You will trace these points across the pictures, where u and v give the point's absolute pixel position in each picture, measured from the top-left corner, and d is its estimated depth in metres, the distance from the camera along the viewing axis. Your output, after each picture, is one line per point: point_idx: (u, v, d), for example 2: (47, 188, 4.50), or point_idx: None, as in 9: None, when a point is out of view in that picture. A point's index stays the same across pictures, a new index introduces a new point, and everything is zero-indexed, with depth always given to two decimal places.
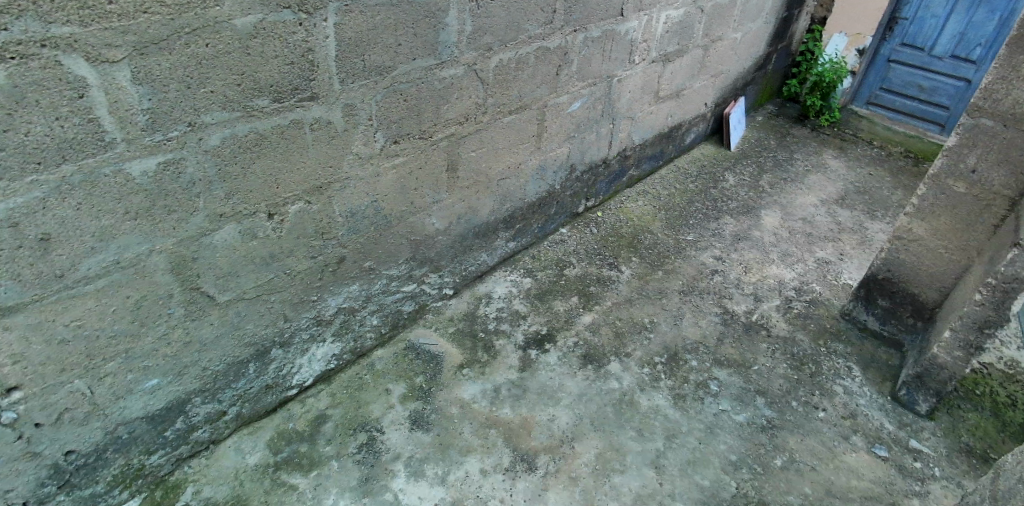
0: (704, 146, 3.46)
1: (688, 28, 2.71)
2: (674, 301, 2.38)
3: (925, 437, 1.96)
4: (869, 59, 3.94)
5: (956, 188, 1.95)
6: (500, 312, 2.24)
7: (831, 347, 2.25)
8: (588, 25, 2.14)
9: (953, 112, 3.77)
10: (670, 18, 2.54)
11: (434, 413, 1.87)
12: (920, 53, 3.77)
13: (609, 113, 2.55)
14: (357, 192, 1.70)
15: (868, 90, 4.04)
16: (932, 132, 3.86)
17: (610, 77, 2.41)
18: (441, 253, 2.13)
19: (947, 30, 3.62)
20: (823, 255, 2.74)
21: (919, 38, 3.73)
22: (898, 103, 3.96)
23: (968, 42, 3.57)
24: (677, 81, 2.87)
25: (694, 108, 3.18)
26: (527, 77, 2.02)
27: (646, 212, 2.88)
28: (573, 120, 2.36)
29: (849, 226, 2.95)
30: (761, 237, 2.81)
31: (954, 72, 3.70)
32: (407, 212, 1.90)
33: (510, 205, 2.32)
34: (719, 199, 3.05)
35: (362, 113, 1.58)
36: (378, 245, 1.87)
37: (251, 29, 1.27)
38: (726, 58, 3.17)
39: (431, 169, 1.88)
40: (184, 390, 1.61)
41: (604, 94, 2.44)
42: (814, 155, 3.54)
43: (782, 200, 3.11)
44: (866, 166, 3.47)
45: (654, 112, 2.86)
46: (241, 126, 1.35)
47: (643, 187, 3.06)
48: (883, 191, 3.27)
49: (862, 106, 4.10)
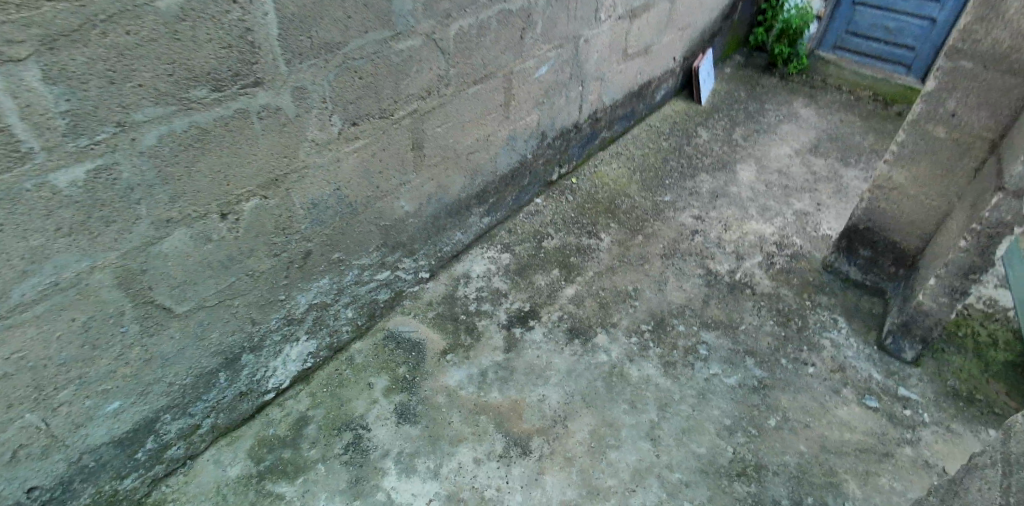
0: (674, 102, 3.38)
1: None
2: (657, 266, 2.33)
3: (912, 384, 1.97)
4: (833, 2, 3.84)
5: (936, 133, 1.91)
6: (481, 292, 2.17)
7: (815, 301, 2.24)
8: None
9: (919, 52, 3.71)
10: None
11: (420, 404, 1.81)
12: None
13: (578, 75, 2.44)
14: (317, 181, 1.58)
15: (834, 35, 3.96)
16: (898, 74, 3.81)
17: (577, 37, 2.29)
18: (413, 236, 2.03)
19: None
20: (801, 207, 2.71)
21: None
22: (864, 46, 3.88)
23: None
24: (645, 37, 2.76)
25: (663, 64, 3.08)
26: (490, 43, 1.90)
27: (622, 175, 2.81)
28: (542, 85, 2.25)
29: (823, 175, 2.93)
30: (739, 192, 2.77)
31: (918, 12, 3.60)
32: (374, 197, 1.78)
33: (482, 180, 2.21)
34: (694, 156, 2.99)
35: (314, 96, 1.45)
36: (345, 235, 1.76)
37: (177, 10, 1.12)
38: (692, 9, 3.06)
39: (396, 151, 1.76)
40: (152, 408, 1.51)
41: (571, 56, 2.33)
42: (785, 103, 3.49)
43: (756, 152, 3.06)
44: (837, 112, 3.45)
45: (623, 71, 2.75)
46: (179, 121, 1.22)
47: (617, 149, 2.98)
48: (854, 137, 3.25)
49: (829, 50, 4.02)
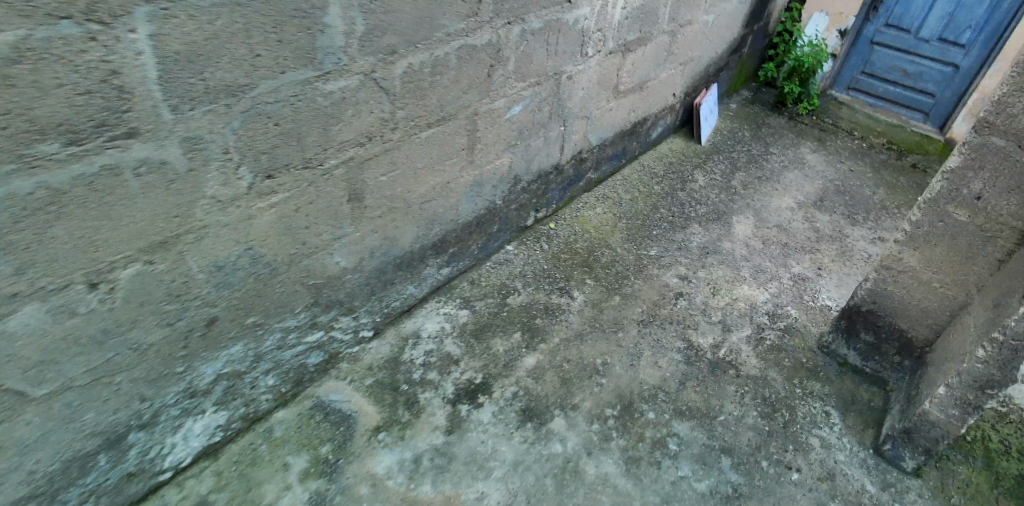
0: (672, 140, 3.14)
1: (651, 12, 2.34)
2: (631, 335, 2.08)
3: (910, 501, 1.71)
4: (851, 40, 3.59)
5: (957, 216, 1.65)
6: (429, 356, 1.93)
7: (807, 388, 1.99)
8: (526, 15, 1.76)
9: (938, 100, 3.52)
10: (630, 1, 2.18)
11: (339, 494, 1.57)
12: (906, 35, 3.46)
13: (560, 115, 2.20)
14: (221, 241, 1.35)
15: (849, 74, 3.73)
16: (915, 120, 3.62)
17: (558, 73, 2.05)
18: (354, 293, 1.80)
19: (935, 10, 3.30)
20: (800, 270, 2.46)
21: (906, 19, 3.40)
22: (881, 88, 3.68)
23: (958, 24, 3.26)
24: (639, 73, 2.52)
25: (660, 101, 2.84)
26: (448, 82, 1.65)
27: (605, 221, 2.57)
28: (514, 126, 2.00)
29: (827, 234, 2.68)
30: (732, 249, 2.52)
31: (941, 57, 3.41)
32: (300, 254, 1.56)
33: (440, 229, 1.97)
34: (687, 203, 2.74)
35: (213, 146, 1.22)
36: (264, 297, 1.54)
37: (9, 51, 0.91)
38: (695, 43, 2.81)
39: (327, 203, 1.53)
40: (7, 500, 1.28)
41: (550, 95, 2.08)
42: (792, 148, 3.24)
43: (756, 202, 2.81)
44: (847, 161, 3.21)
45: (614, 109, 2.51)
46: (20, 182, 1.00)
47: (604, 191, 2.74)
48: (864, 190, 3.01)
49: (842, 90, 3.78)
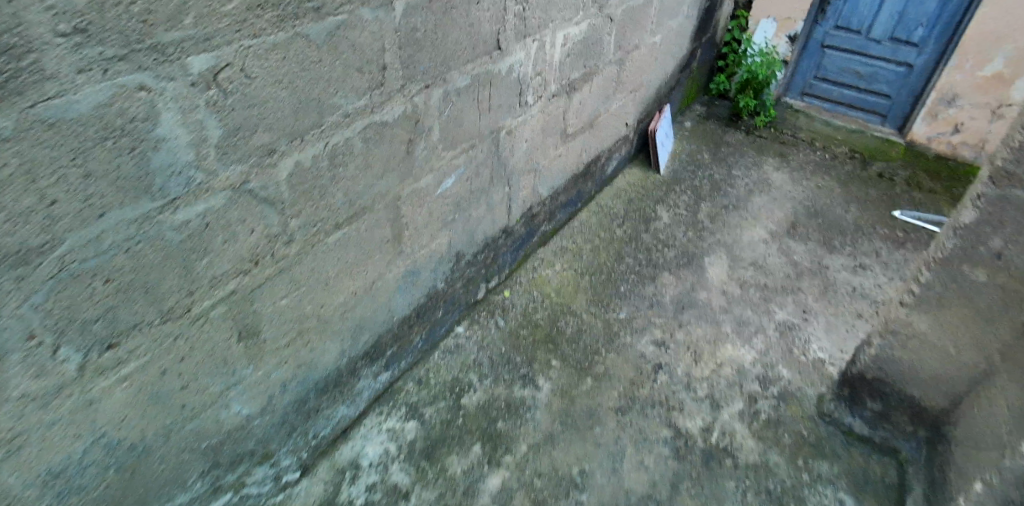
0: (628, 173, 2.89)
1: (595, 44, 2.05)
2: (610, 428, 1.77)
3: None
4: (800, 45, 3.41)
5: (975, 275, 1.40)
6: (371, 492, 1.56)
7: (814, 471, 1.72)
8: (449, 75, 1.42)
9: (895, 100, 3.35)
10: (570, 37, 1.87)
11: None
12: (857, 36, 3.28)
13: (502, 175, 1.87)
14: (54, 443, 0.99)
15: (802, 79, 3.55)
16: (873, 123, 3.45)
17: (495, 131, 1.72)
18: (266, 437, 1.44)
19: (885, 9, 3.13)
20: (784, 317, 2.22)
21: (855, 19, 3.23)
22: (835, 93, 3.50)
23: (910, 21, 3.10)
24: (588, 111, 2.23)
25: (613, 135, 2.56)
26: (357, 171, 1.29)
27: (566, 280, 2.27)
28: (448, 201, 1.66)
29: (806, 267, 2.46)
30: (709, 300, 2.26)
31: (894, 56, 3.23)
32: (180, 420, 1.19)
33: (370, 334, 1.62)
34: (653, 248, 2.47)
35: (7, 335, 0.85)
36: (135, 484, 1.16)
37: None
38: (645, 67, 2.56)
39: (211, 351, 1.18)
40: None
41: (488, 157, 1.75)
42: (754, 168, 3.03)
43: (726, 238, 2.57)
44: (812, 178, 3.03)
45: (563, 155, 2.21)
46: None
47: (560, 243, 2.43)
48: (835, 210, 2.82)
49: (796, 97, 3.61)
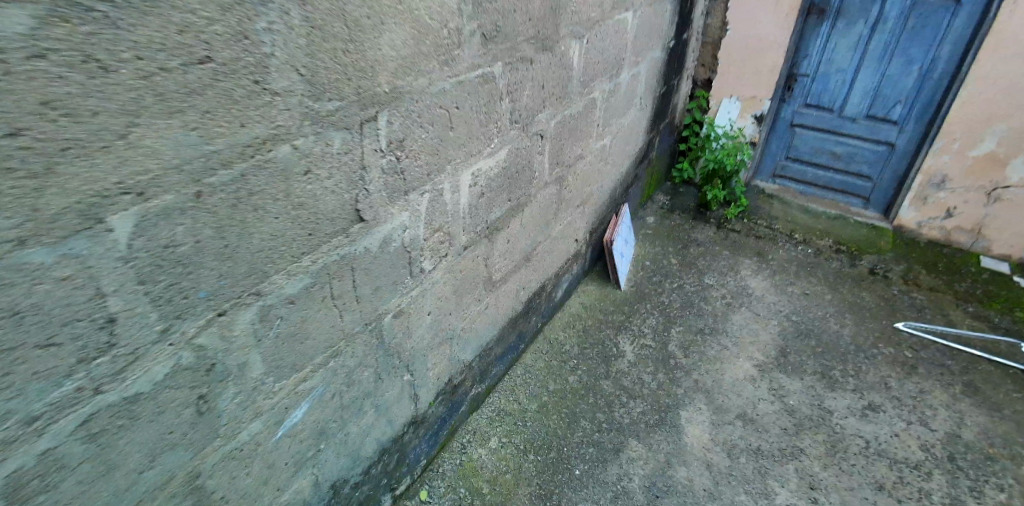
0: (584, 291, 2.41)
1: (523, 169, 1.57)
2: None
3: None
4: (768, 125, 3.03)
5: None
6: None
7: None
8: (267, 282, 0.91)
9: (877, 183, 2.96)
10: (483, 171, 1.38)
11: None
12: (829, 114, 2.91)
13: (397, 364, 1.34)
14: None
15: (772, 161, 3.16)
16: (855, 207, 3.06)
17: (374, 320, 1.19)
18: None
19: (858, 85, 2.77)
20: (787, 500, 1.69)
21: (825, 96, 2.87)
22: (810, 175, 3.11)
23: (886, 98, 2.74)
24: (521, 246, 1.74)
25: (560, 258, 2.09)
26: (94, 478, 0.79)
27: (503, 465, 1.72)
28: (301, 436, 1.13)
29: (807, 415, 1.95)
30: (689, 479, 1.73)
31: (872, 136, 2.85)
32: None
33: None
34: (615, 401, 1.94)
35: None
36: None
37: None
38: (593, 175, 2.12)
39: None
40: None
41: (368, 353, 1.22)
42: (730, 272, 2.57)
43: (706, 378, 2.05)
44: (799, 280, 2.56)
45: (492, 305, 1.70)
46: None
47: (499, 404, 1.91)
48: (831, 324, 2.34)
49: (768, 179, 3.22)
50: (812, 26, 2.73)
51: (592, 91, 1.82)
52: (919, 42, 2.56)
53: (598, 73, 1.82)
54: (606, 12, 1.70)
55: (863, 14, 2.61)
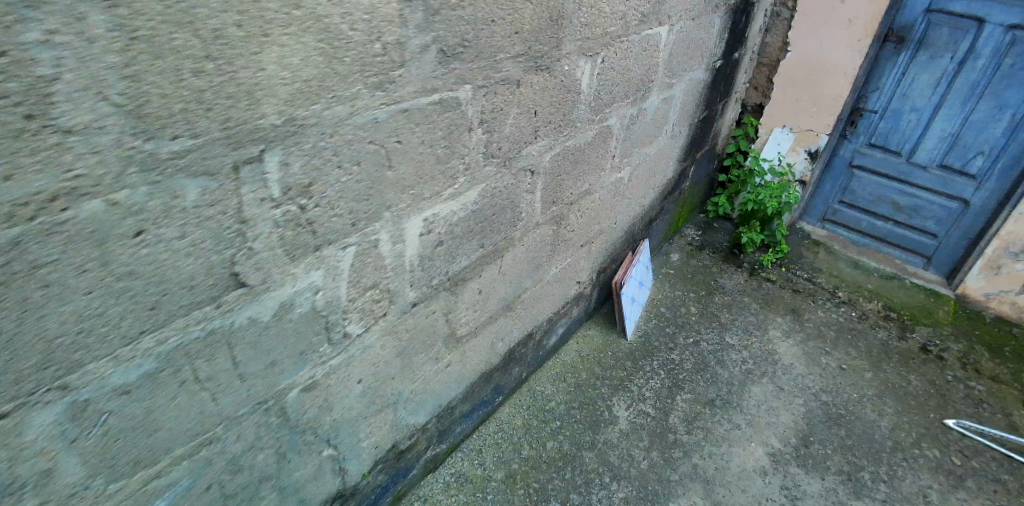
0: (584, 336, 2.13)
1: (503, 210, 1.29)
2: None
3: None
4: (823, 163, 2.66)
5: None
6: None
7: None
8: (77, 373, 0.69)
9: (943, 243, 2.56)
10: (441, 216, 1.11)
11: None
12: (895, 158, 2.52)
13: (311, 441, 1.10)
14: None
15: (823, 203, 2.79)
16: (914, 266, 2.66)
17: (271, 398, 0.95)
18: None
19: (933, 129, 2.38)
20: None
21: (893, 137, 2.48)
22: (866, 223, 2.72)
23: (966, 147, 2.34)
24: (499, 295, 1.47)
25: (554, 303, 1.81)
26: None
27: None
28: None
29: None
30: None
31: (944, 188, 2.46)
32: None
33: None
34: (595, 480, 1.67)
35: None
36: None
37: None
38: (604, 211, 1.82)
39: None
40: None
41: (266, 434, 0.99)
42: (757, 332, 2.24)
43: (707, 464, 1.75)
44: (838, 351, 2.21)
45: (455, 362, 1.44)
46: None
47: (460, 467, 1.66)
48: (868, 410, 1.99)
49: (817, 222, 2.84)
50: (887, 56, 2.36)
51: (606, 118, 1.52)
52: (1014, 87, 2.16)
53: (616, 97, 1.52)
54: (630, 26, 1.40)
55: (950, 48, 2.22)
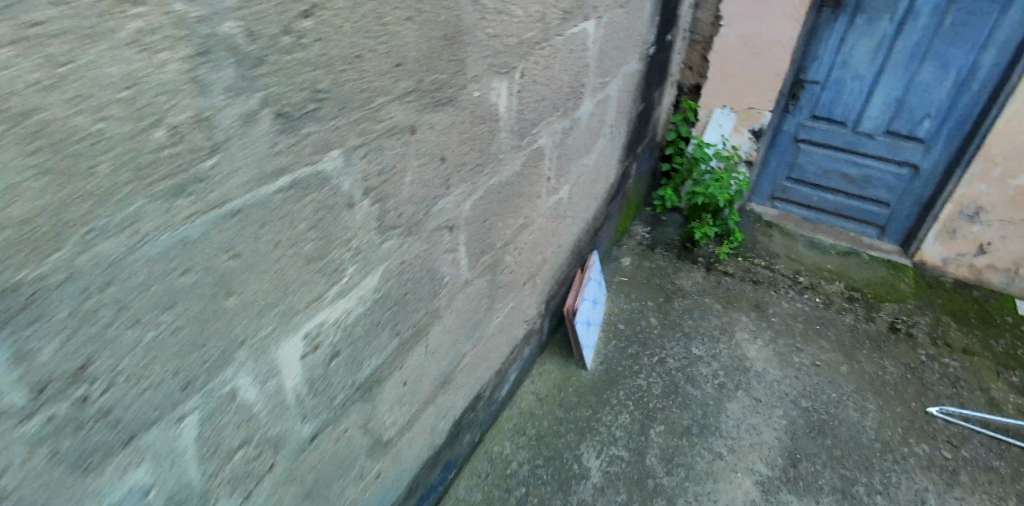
0: (539, 373, 1.88)
1: (420, 284, 1.00)
2: None
3: None
4: (768, 140, 2.49)
5: None
6: None
7: None
8: None
9: (895, 210, 2.46)
10: (330, 322, 0.81)
11: None
12: (841, 129, 2.39)
13: None
14: None
15: (771, 181, 2.64)
16: (868, 236, 2.56)
17: None
18: None
19: (877, 96, 2.25)
20: None
21: (837, 107, 2.34)
22: (817, 198, 2.60)
23: (912, 112, 2.22)
24: (432, 375, 1.18)
25: (501, 353, 1.54)
26: None
27: None
28: None
29: None
30: None
31: (893, 155, 2.34)
32: None
33: None
34: None
35: None
36: None
37: None
38: (547, 239, 1.55)
39: None
40: None
41: None
42: (724, 337, 2.05)
43: None
44: (810, 345, 2.05)
45: (386, 467, 1.15)
46: None
47: None
48: (852, 410, 1.83)
49: (766, 201, 2.70)
50: (824, 22, 2.19)
51: (535, 140, 1.25)
52: (957, 45, 2.04)
53: (543, 113, 1.24)
54: (551, 27, 1.12)
55: (889, 8, 2.07)
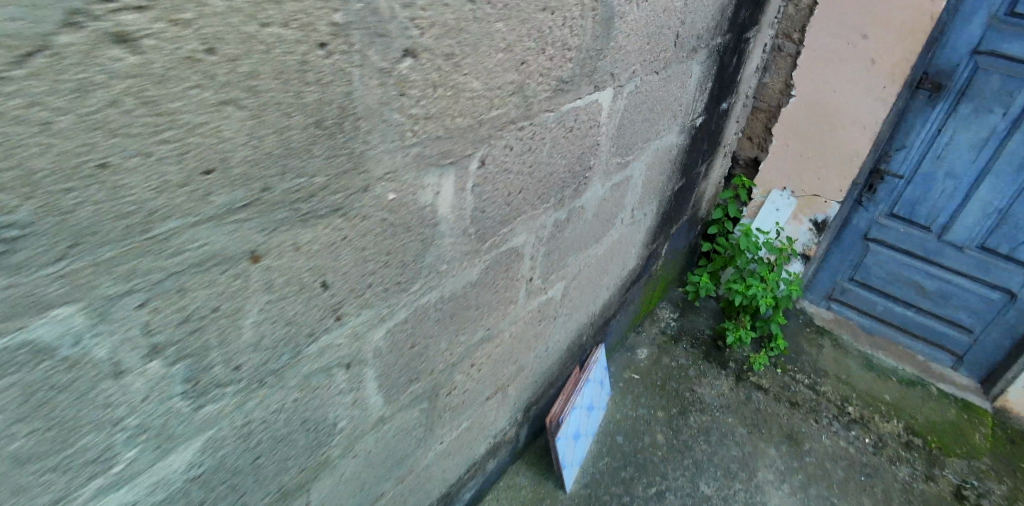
0: (509, 486, 1.57)
1: (291, 441, 0.72)
2: None
3: None
4: (831, 233, 2.12)
5: None
6: None
7: None
8: None
9: (980, 339, 2.02)
10: None
11: None
12: (923, 234, 1.98)
13: None
14: None
15: (830, 280, 2.25)
16: (942, 364, 2.13)
17: None
18: None
19: (974, 202, 1.84)
20: None
21: (922, 208, 1.94)
22: (883, 308, 2.18)
23: (1017, 227, 1.80)
24: None
25: (448, 476, 1.24)
26: None
27: None
28: None
29: None
30: None
31: (985, 275, 1.92)
32: None
33: None
34: None
35: None
36: None
37: None
38: (525, 345, 1.24)
39: None
40: None
41: None
42: (741, 474, 1.68)
43: None
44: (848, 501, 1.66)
45: None
46: None
47: None
48: None
49: (822, 301, 2.31)
50: (917, 108, 1.80)
51: (507, 239, 0.95)
52: None
53: (521, 207, 0.94)
54: (533, 102, 0.82)
55: (1001, 100, 1.68)
